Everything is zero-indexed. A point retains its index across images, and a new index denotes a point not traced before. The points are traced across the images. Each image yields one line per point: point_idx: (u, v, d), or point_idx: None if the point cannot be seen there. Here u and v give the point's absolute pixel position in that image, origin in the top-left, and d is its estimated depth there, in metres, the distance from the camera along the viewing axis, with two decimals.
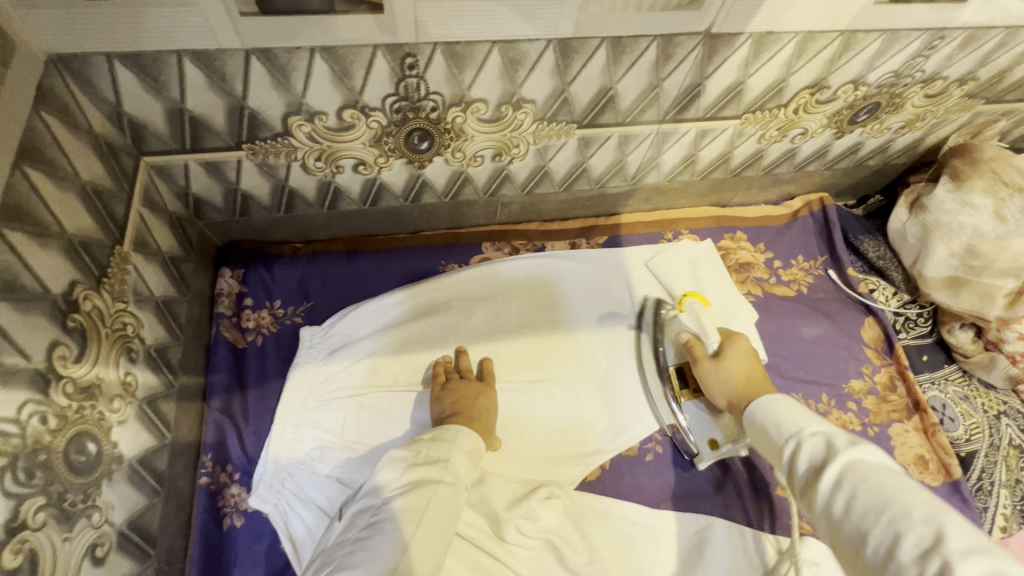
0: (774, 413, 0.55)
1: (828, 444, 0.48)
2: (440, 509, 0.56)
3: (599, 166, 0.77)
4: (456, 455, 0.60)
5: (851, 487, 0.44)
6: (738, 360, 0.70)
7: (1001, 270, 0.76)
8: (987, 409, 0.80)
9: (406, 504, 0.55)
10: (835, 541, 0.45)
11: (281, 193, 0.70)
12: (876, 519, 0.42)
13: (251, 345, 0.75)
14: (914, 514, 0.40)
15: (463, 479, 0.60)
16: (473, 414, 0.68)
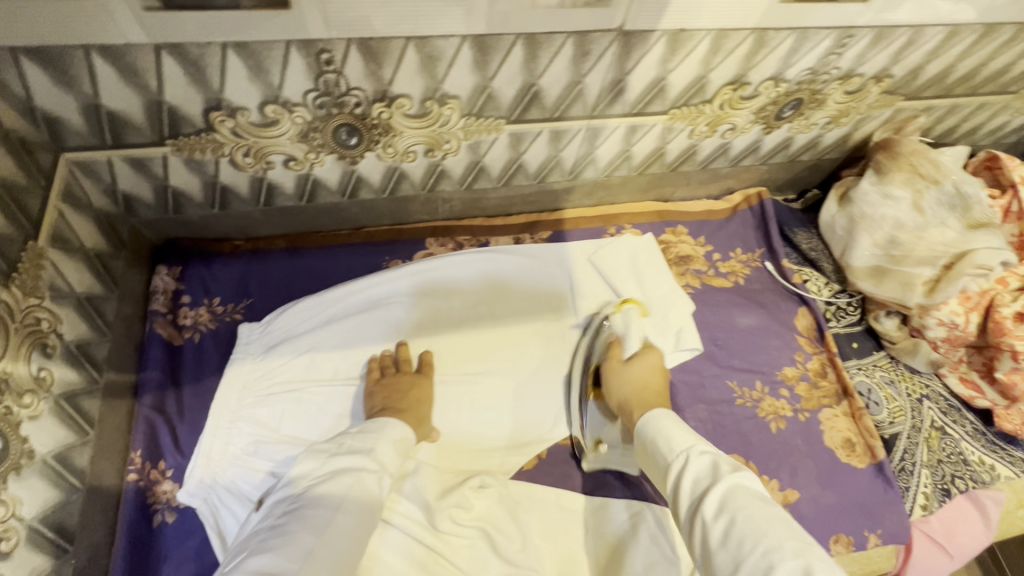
0: (666, 428, 0.57)
1: (712, 466, 0.51)
2: (363, 499, 0.56)
3: (534, 162, 0.78)
4: (381, 446, 0.61)
5: (731, 511, 0.47)
6: (649, 370, 0.73)
7: (919, 260, 0.79)
8: (911, 392, 0.83)
9: (328, 494, 0.54)
10: (709, 560, 0.47)
11: (213, 189, 0.70)
12: (751, 547, 0.44)
13: (188, 342, 0.75)
14: (785, 548, 0.44)
15: (387, 471, 0.60)
16: (401, 407, 0.70)
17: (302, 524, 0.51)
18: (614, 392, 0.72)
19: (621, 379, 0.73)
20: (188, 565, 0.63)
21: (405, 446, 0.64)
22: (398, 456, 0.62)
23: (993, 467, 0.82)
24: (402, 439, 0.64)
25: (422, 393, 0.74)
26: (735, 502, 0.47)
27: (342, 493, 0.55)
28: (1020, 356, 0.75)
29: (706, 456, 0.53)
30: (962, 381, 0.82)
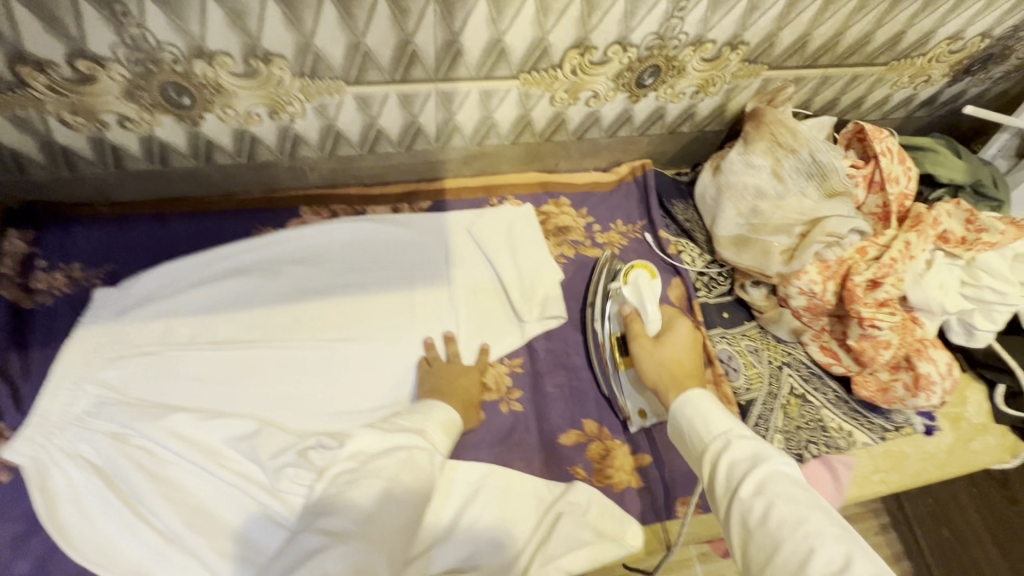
0: (704, 410, 0.59)
1: (751, 452, 0.53)
2: (421, 469, 0.61)
3: (393, 128, 0.78)
4: (430, 427, 0.68)
5: (769, 499, 0.49)
6: (679, 352, 0.70)
7: (775, 228, 0.80)
8: (772, 360, 0.85)
9: (389, 460, 0.60)
10: (745, 547, 0.49)
11: (52, 150, 0.69)
12: (790, 531, 0.46)
13: (39, 305, 0.75)
14: (826, 533, 0.46)
15: (437, 449, 0.66)
16: (448, 392, 0.74)
17: (361, 487, 0.56)
18: (647, 371, 0.70)
19: (652, 360, 0.70)
20: (20, 523, 0.64)
21: (450, 427, 0.70)
22: (444, 436, 0.68)
23: (851, 433, 0.84)
24: (448, 421, 0.70)
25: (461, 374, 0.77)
26: (772, 489, 0.49)
27: (401, 460, 0.61)
28: (866, 323, 0.77)
29: (747, 441, 0.55)
30: (821, 349, 0.84)
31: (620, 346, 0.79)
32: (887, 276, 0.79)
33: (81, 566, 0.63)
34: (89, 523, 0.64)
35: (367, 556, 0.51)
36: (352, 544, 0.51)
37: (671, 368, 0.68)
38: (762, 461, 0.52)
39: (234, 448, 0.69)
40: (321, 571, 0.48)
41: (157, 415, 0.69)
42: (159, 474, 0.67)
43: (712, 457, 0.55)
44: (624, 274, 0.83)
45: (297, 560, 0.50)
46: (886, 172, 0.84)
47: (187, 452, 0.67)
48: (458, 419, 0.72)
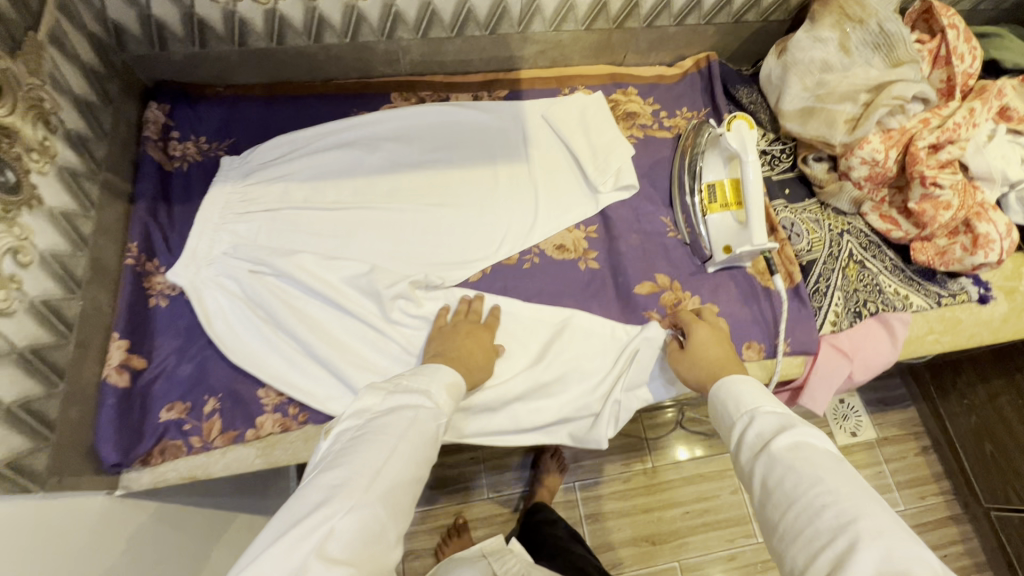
0: (736, 391, 0.64)
1: (773, 427, 0.59)
2: (425, 432, 0.57)
3: (482, 7, 0.85)
4: (434, 387, 0.61)
5: (783, 466, 0.55)
6: (709, 347, 0.72)
7: (841, 96, 0.85)
8: (832, 227, 0.90)
9: (392, 423, 0.55)
10: (762, 505, 0.56)
11: (191, 23, 0.79)
12: (805, 490, 0.52)
13: (177, 169, 0.85)
14: (840, 491, 0.51)
15: (440, 406, 0.60)
16: (452, 355, 0.70)
17: (366, 448, 0.53)
18: (686, 376, 0.72)
19: (689, 365, 0.72)
20: (182, 337, 0.75)
21: (457, 390, 0.63)
22: (450, 398, 0.62)
23: (907, 297, 0.89)
24: (453, 383, 0.63)
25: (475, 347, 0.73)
26: (786, 458, 0.55)
27: (403, 424, 0.56)
28: (928, 181, 0.81)
29: (772, 415, 0.60)
30: (882, 218, 0.89)
31: (710, 191, 0.85)
32: (951, 140, 0.83)
33: (235, 369, 0.74)
34: (236, 338, 0.75)
35: (372, 517, 0.50)
36: (357, 505, 0.50)
37: (704, 364, 0.70)
38: (780, 432, 0.58)
39: (351, 285, 0.79)
40: (326, 528, 0.48)
41: (283, 255, 0.79)
42: (291, 303, 0.78)
43: (738, 429, 0.62)
44: (726, 122, 0.81)
45: (298, 517, 0.49)
46: (952, 45, 0.87)
47: (313, 284, 0.77)
48: (462, 381, 0.65)
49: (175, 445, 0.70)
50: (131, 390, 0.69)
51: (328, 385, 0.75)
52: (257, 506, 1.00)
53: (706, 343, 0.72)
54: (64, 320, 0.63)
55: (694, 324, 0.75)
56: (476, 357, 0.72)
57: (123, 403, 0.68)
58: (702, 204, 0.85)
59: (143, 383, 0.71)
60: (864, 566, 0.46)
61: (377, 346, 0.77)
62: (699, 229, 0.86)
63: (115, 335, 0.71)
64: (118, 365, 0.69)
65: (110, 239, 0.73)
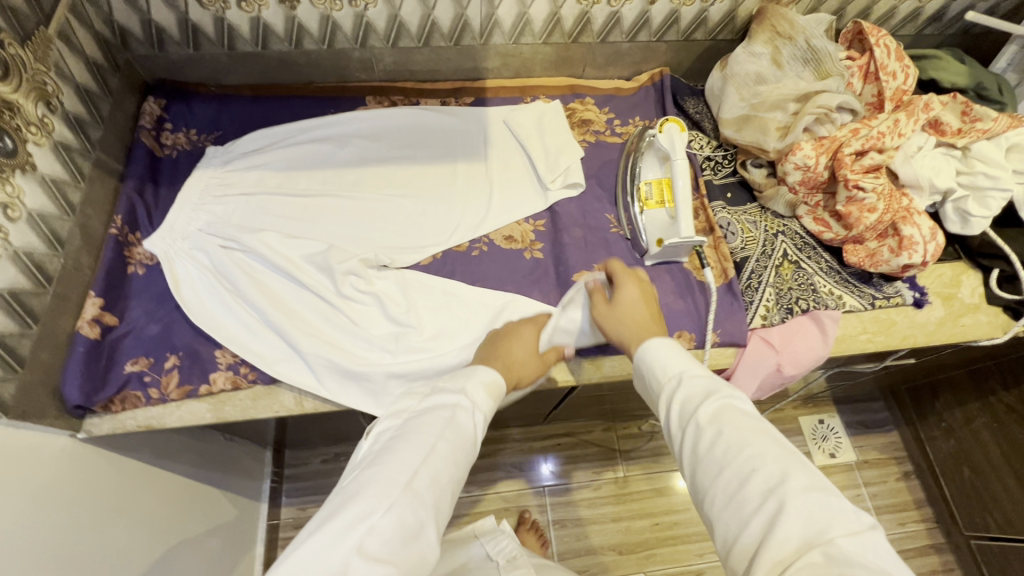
0: (661, 354, 0.66)
1: (700, 390, 0.60)
2: (467, 437, 0.60)
3: (445, 20, 0.95)
4: (472, 388, 0.64)
5: (715, 428, 0.56)
6: (635, 308, 0.74)
7: (772, 105, 0.91)
8: (768, 228, 0.95)
9: (437, 430, 0.58)
10: (693, 473, 0.57)
11: (186, 26, 0.90)
12: (733, 456, 0.53)
13: (167, 156, 0.95)
14: (768, 455, 0.52)
15: (480, 407, 0.63)
16: (497, 356, 0.76)
17: (406, 445, 0.55)
18: (610, 331, 0.75)
19: (612, 321, 0.75)
20: (152, 301, 0.83)
21: (497, 390, 0.66)
22: (488, 398, 0.64)
23: (841, 297, 0.92)
24: (491, 383, 0.66)
25: (528, 358, 0.78)
26: (717, 420, 0.56)
27: (448, 429, 0.58)
28: (851, 184, 0.86)
29: (700, 380, 0.61)
30: (815, 221, 0.93)
31: (647, 190, 0.91)
32: (874, 147, 0.88)
33: (196, 331, 0.81)
34: (200, 303, 0.83)
35: (413, 515, 0.51)
36: (397, 503, 0.51)
37: (627, 322, 0.73)
38: (706, 395, 0.59)
39: (309, 261, 0.86)
40: (366, 524, 0.49)
41: (249, 232, 0.87)
42: (253, 276, 0.85)
43: (666, 395, 0.62)
44: (660, 124, 0.87)
45: (337, 509, 0.50)
46: (880, 62, 0.93)
47: (274, 259, 0.85)
48: (502, 382, 0.68)
49: (134, 395, 0.77)
50: (99, 342, 0.77)
51: (279, 350, 0.82)
52: (224, 476, 1.06)
53: (636, 306, 0.74)
54: (45, 274, 0.72)
55: (624, 282, 0.76)
56: (530, 365, 0.78)
57: (91, 352, 0.76)
58: (640, 200, 0.92)
59: (112, 337, 0.79)
60: (791, 531, 0.47)
61: (328, 317, 0.84)
62: (638, 226, 0.92)
63: (91, 293, 0.79)
64: (90, 319, 0.77)
65: (96, 210, 0.82)
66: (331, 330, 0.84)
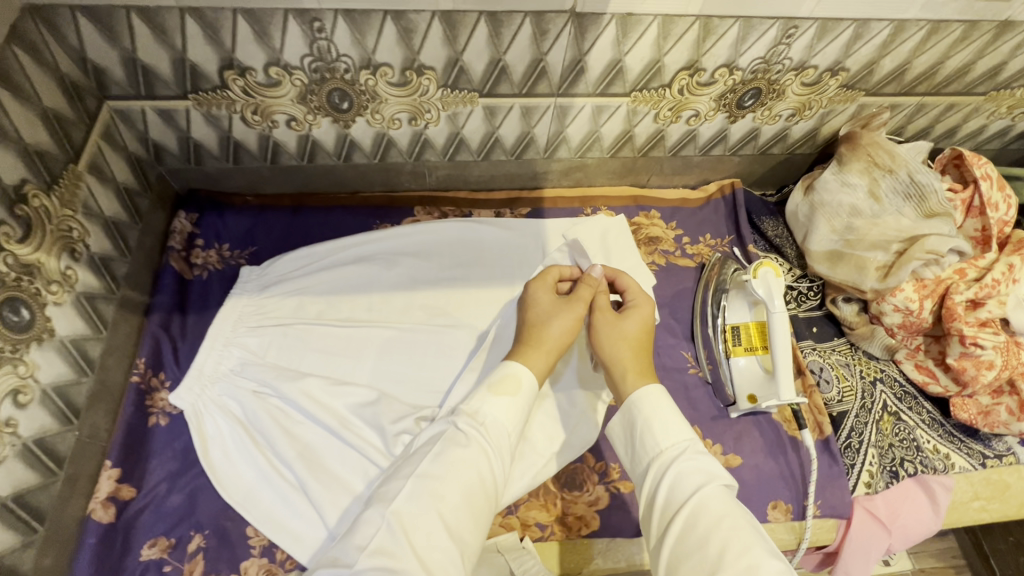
0: (661, 413, 0.63)
1: (698, 473, 0.58)
2: (474, 458, 0.60)
3: (509, 137, 0.87)
4: (474, 403, 0.64)
5: (709, 523, 0.53)
6: (635, 326, 0.74)
7: (872, 244, 0.83)
8: (864, 375, 0.85)
9: (442, 463, 0.59)
10: (674, 564, 0.53)
11: (227, 143, 0.81)
12: (728, 554, 0.51)
13: (197, 278, 0.86)
14: (764, 565, 0.50)
15: (479, 415, 0.64)
16: (526, 338, 0.73)
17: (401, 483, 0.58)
18: (603, 334, 0.73)
19: (611, 327, 0.73)
20: (177, 464, 0.72)
21: (516, 383, 0.66)
22: (494, 401, 0.65)
23: (948, 456, 0.82)
24: (499, 381, 0.66)
25: (550, 317, 0.74)
26: (709, 511, 0.54)
27: (457, 456, 0.60)
28: (967, 340, 0.78)
29: (698, 460, 0.59)
30: (917, 368, 0.84)
31: (733, 336, 0.82)
32: (989, 296, 0.80)
33: (225, 504, 0.71)
34: (232, 467, 0.72)
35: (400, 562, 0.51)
36: (382, 552, 0.52)
37: (624, 338, 0.72)
38: (708, 481, 0.57)
39: (358, 413, 0.76)
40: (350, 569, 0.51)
41: (290, 377, 0.77)
42: (291, 430, 0.75)
43: (660, 467, 0.60)
44: (752, 268, 0.78)
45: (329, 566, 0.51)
46: (986, 197, 0.85)
47: (318, 412, 0.75)
48: (519, 374, 0.67)
49: None
50: (114, 526, 0.67)
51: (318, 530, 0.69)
52: None
53: (633, 324, 0.74)
54: (55, 457, 0.64)
55: (636, 298, 0.77)
56: (553, 319, 0.73)
57: (103, 541, 0.66)
58: (724, 346, 0.82)
59: (128, 516, 0.68)
60: None
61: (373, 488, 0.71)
62: (723, 373, 0.82)
63: (107, 464, 0.69)
64: (106, 497, 0.68)
65: (118, 358, 0.73)
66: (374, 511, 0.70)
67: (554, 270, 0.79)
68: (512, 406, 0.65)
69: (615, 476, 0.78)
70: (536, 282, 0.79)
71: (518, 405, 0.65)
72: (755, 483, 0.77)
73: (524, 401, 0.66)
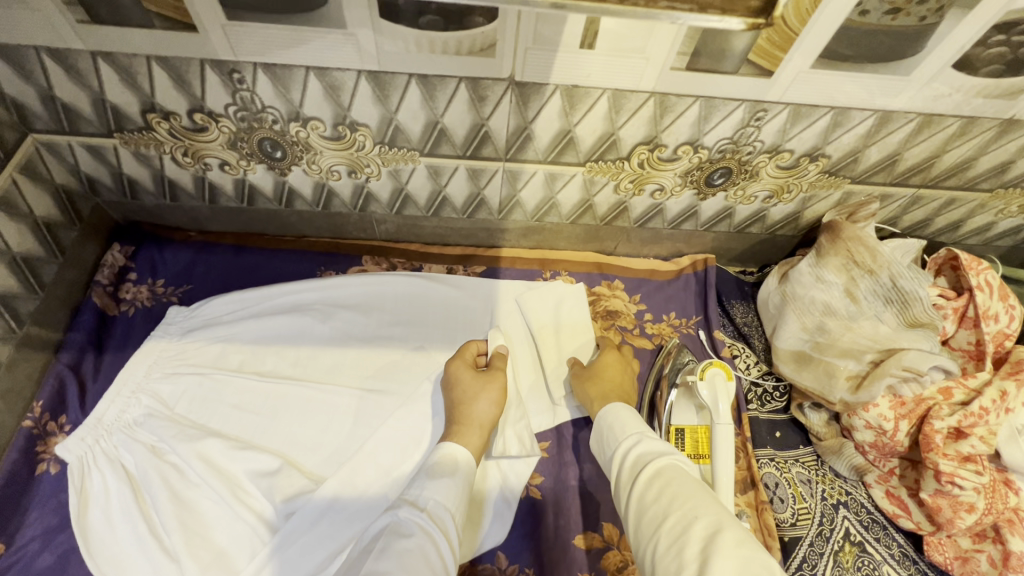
0: (624, 416, 0.64)
1: (654, 449, 0.58)
2: (421, 547, 0.53)
3: (457, 196, 0.81)
4: (413, 493, 0.60)
5: (660, 488, 0.52)
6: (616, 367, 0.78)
7: (843, 351, 0.74)
8: (827, 497, 0.76)
9: (388, 557, 0.51)
10: (635, 523, 0.52)
11: (161, 181, 0.78)
12: (674, 504, 0.50)
13: (121, 314, 0.82)
14: (706, 511, 0.49)
15: (419, 501, 0.59)
16: (457, 420, 0.70)
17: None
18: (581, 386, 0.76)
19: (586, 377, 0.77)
20: (54, 519, 0.69)
21: (454, 463, 0.64)
22: (435, 483, 0.61)
23: None
24: (439, 460, 0.64)
25: (478, 394, 0.72)
26: (660, 478, 0.54)
27: (402, 547, 0.52)
28: (943, 477, 0.68)
29: (648, 436, 0.60)
30: (888, 496, 0.74)
31: (677, 439, 0.75)
32: (976, 426, 0.70)
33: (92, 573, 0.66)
34: (110, 531, 0.67)
35: None
36: None
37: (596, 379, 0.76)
38: (662, 454, 0.56)
39: (254, 483, 0.71)
40: None
41: (191, 435, 0.73)
42: (181, 496, 0.69)
43: (619, 453, 0.60)
44: (701, 367, 0.72)
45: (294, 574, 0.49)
46: (982, 308, 0.75)
47: (211, 479, 0.70)
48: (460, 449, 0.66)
49: None
50: None
51: None
52: None
53: (611, 363, 0.79)
54: None
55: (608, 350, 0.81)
56: (481, 397, 0.72)
57: None
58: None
59: None
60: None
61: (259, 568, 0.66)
62: None
63: None
64: None
65: (7, 401, 0.71)
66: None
67: (472, 345, 0.79)
68: (452, 488, 0.62)
69: None
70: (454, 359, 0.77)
71: (458, 485, 0.62)
72: None
73: (463, 484, 0.63)
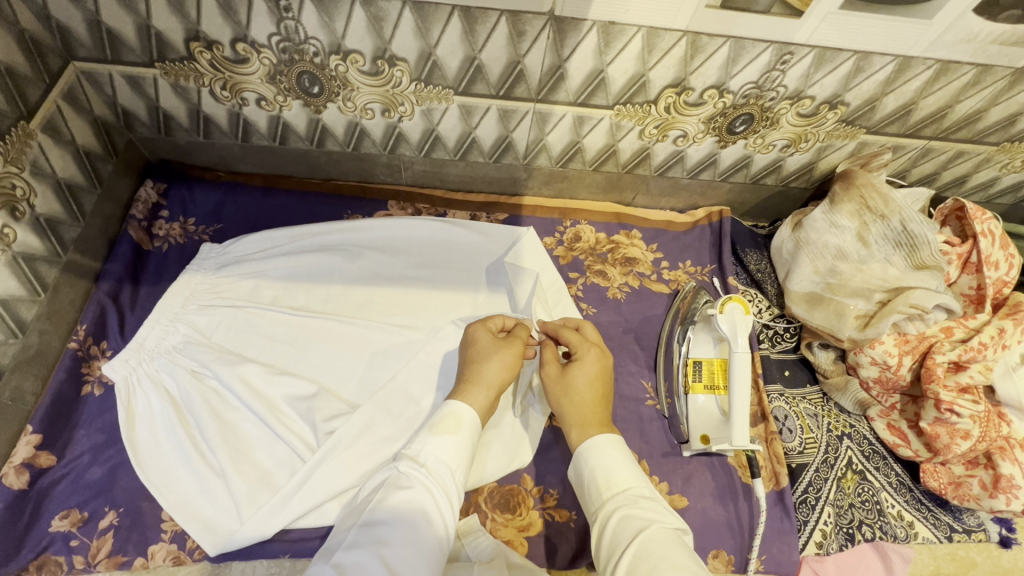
0: (607, 462, 0.61)
1: (644, 517, 0.56)
2: (417, 502, 0.56)
3: (486, 138, 0.84)
4: (418, 447, 0.60)
5: (650, 565, 0.51)
6: (585, 380, 0.67)
7: (854, 290, 0.79)
8: (832, 429, 0.81)
9: (385, 508, 0.55)
10: None
11: (196, 117, 0.80)
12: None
13: (155, 249, 0.85)
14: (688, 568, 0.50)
15: (418, 457, 0.59)
16: (465, 379, 0.67)
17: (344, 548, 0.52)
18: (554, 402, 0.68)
19: (562, 392, 0.68)
20: (102, 434, 0.73)
21: (456, 421, 0.61)
22: (439, 436, 0.60)
23: (911, 524, 0.77)
24: (447, 417, 0.62)
25: (489, 355, 0.68)
26: (651, 551, 0.52)
27: (397, 501, 0.56)
28: (943, 406, 0.73)
29: (641, 499, 0.58)
30: (889, 428, 0.80)
31: (693, 371, 0.78)
32: (974, 360, 0.75)
33: (142, 483, 0.70)
34: (156, 447, 0.71)
35: None
36: None
37: (572, 405, 0.66)
38: (651, 524, 0.55)
39: (293, 407, 0.73)
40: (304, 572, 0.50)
41: (226, 361, 0.74)
42: (222, 416, 0.72)
43: (607, 514, 0.58)
44: (720, 304, 0.75)
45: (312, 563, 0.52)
46: (984, 254, 0.79)
47: (250, 401, 0.71)
48: (465, 414, 0.62)
49: (55, 561, 0.65)
50: (25, 493, 0.67)
51: (225, 514, 0.68)
52: None
53: (580, 377, 0.68)
54: None
55: (582, 351, 0.69)
56: (493, 357, 0.68)
57: (9, 510, 0.65)
58: (684, 379, 0.79)
59: (42, 485, 0.69)
60: None
61: (297, 483, 0.68)
62: (681, 410, 0.79)
63: (28, 430, 0.70)
64: (21, 463, 0.68)
65: (53, 323, 0.73)
66: (277, 512, 0.67)
67: (500, 318, 0.74)
68: (456, 445, 0.61)
69: (551, 502, 0.75)
70: (478, 324, 0.72)
71: (460, 442, 0.61)
72: (698, 529, 0.73)
73: (468, 439, 0.62)
